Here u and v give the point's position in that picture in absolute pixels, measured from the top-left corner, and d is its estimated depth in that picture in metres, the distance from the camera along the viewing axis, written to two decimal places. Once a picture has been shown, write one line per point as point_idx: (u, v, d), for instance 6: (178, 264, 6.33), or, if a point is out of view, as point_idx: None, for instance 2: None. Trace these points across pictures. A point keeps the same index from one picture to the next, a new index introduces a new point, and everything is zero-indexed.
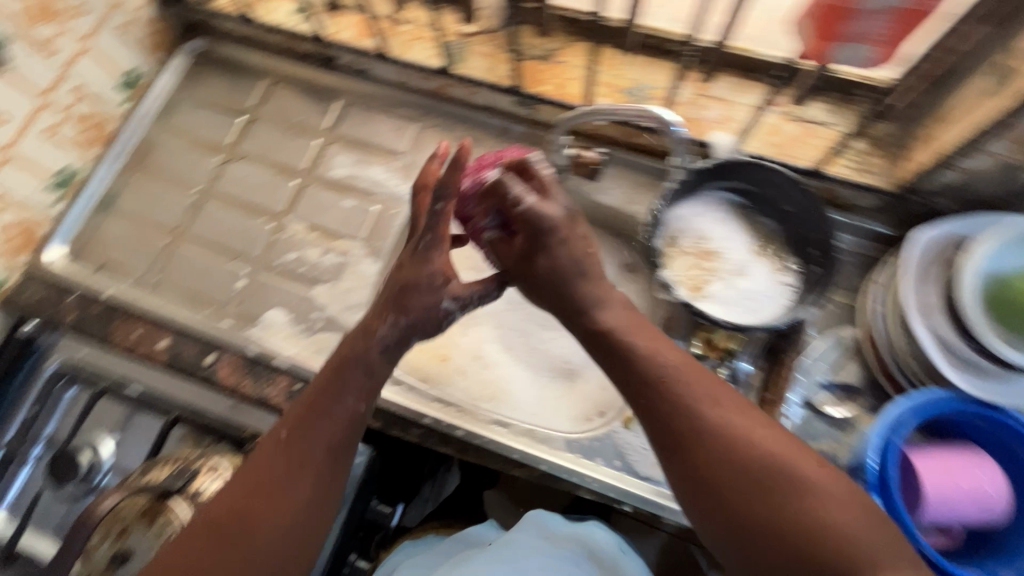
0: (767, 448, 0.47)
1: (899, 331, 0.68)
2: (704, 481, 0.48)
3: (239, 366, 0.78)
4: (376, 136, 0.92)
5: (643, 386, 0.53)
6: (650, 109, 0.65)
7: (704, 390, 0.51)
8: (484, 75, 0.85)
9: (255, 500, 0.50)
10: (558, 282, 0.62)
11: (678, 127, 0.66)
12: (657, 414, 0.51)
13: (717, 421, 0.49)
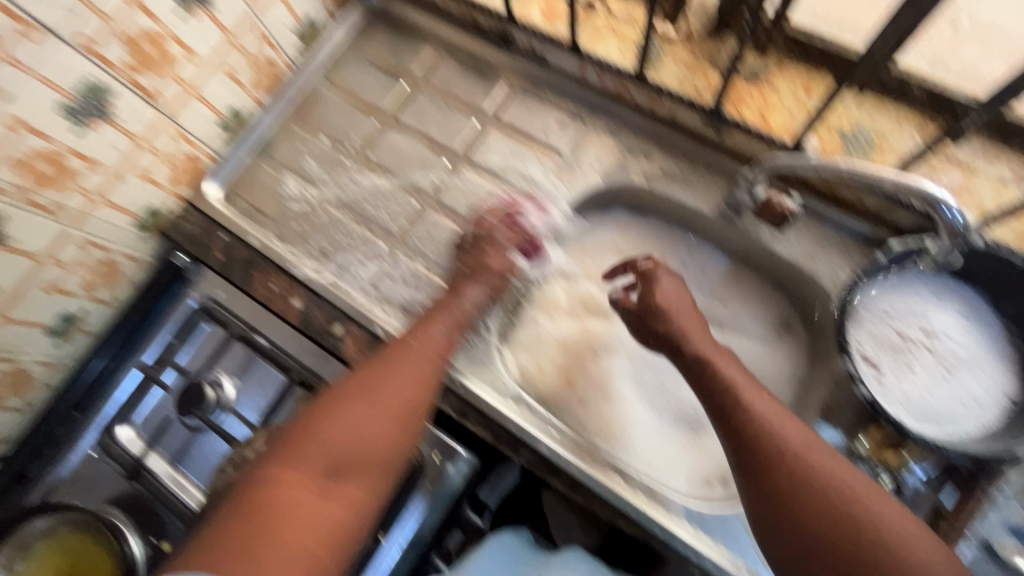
0: (833, 474, 0.53)
1: None
2: (785, 504, 0.52)
3: (366, 343, 0.78)
4: (539, 128, 0.86)
5: (733, 409, 0.58)
6: (920, 185, 0.48)
7: (797, 433, 0.55)
8: (676, 86, 0.76)
9: (343, 417, 0.62)
10: (678, 336, 0.65)
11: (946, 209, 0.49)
12: (759, 451, 0.55)
13: (790, 442, 0.54)
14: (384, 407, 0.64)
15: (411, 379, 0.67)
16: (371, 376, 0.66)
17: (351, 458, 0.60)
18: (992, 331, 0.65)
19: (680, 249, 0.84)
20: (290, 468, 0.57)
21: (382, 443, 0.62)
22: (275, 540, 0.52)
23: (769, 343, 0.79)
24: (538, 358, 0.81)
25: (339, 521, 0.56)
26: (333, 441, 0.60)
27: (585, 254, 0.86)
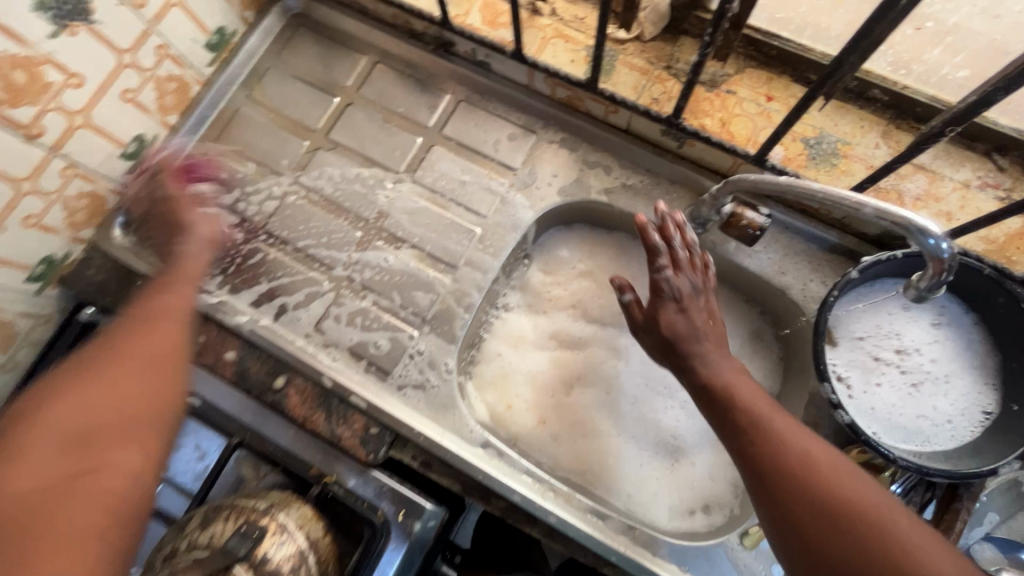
0: (855, 489, 0.49)
1: None
2: (809, 524, 0.48)
3: (312, 396, 0.70)
4: (488, 143, 0.79)
5: (740, 420, 0.54)
6: (910, 217, 0.43)
7: (809, 443, 0.51)
8: (632, 95, 0.70)
9: (117, 380, 0.53)
10: (686, 363, 0.58)
11: (947, 245, 0.44)
12: (770, 462, 0.51)
13: (806, 451, 0.51)
14: (125, 365, 0.54)
15: (152, 335, 0.58)
16: (131, 339, 0.57)
17: (90, 429, 0.50)
18: (970, 347, 0.63)
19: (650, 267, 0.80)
20: (31, 451, 0.47)
21: (145, 403, 0.54)
22: (57, 560, 0.42)
23: (743, 360, 0.77)
24: (505, 395, 0.76)
25: (86, 497, 0.47)
26: (55, 420, 0.49)
27: (548, 276, 0.81)
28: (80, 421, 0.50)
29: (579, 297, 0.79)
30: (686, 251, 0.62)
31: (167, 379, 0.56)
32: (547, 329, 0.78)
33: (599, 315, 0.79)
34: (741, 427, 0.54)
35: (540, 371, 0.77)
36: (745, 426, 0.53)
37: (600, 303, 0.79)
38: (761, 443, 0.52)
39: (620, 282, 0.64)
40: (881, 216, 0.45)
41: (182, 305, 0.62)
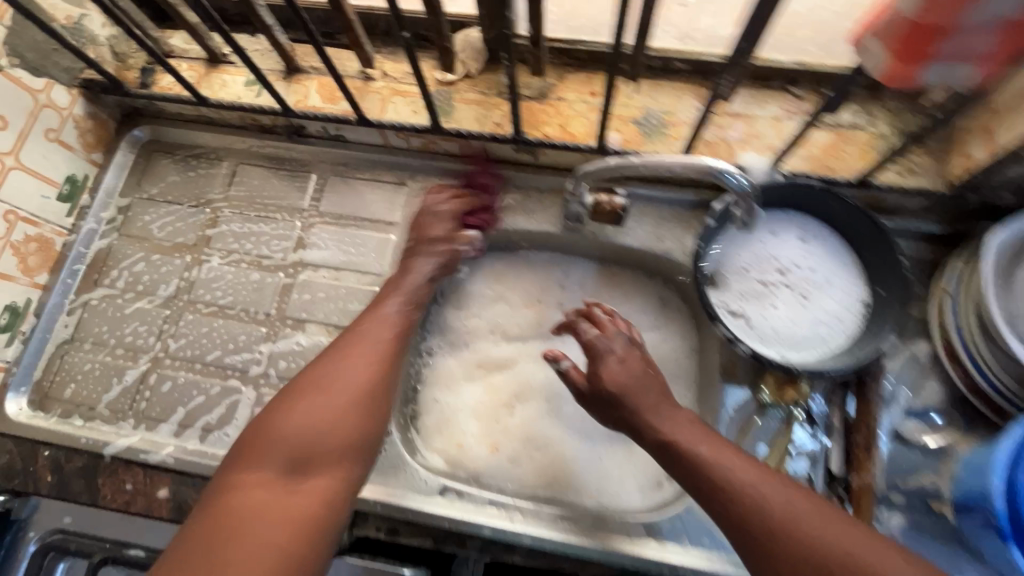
0: (800, 513, 0.52)
1: (984, 348, 0.63)
2: (766, 545, 0.52)
3: None
4: (365, 207, 0.82)
5: (679, 453, 0.59)
6: (706, 164, 0.54)
7: (747, 467, 0.56)
8: (477, 126, 0.75)
9: (296, 411, 0.57)
10: (638, 419, 0.63)
11: (738, 179, 0.56)
12: (715, 487, 0.56)
13: (741, 476, 0.56)
14: (330, 391, 0.59)
15: (325, 409, 0.58)
16: (327, 358, 0.62)
17: (308, 446, 0.56)
18: (836, 248, 0.70)
19: (555, 271, 0.85)
20: (250, 470, 0.54)
21: (339, 429, 0.58)
22: (233, 549, 0.49)
23: (659, 327, 0.82)
24: (454, 435, 0.76)
25: (298, 514, 0.53)
26: (284, 433, 0.56)
27: (462, 310, 0.83)
28: (315, 423, 0.57)
29: (497, 321, 0.82)
30: (613, 321, 0.70)
31: (371, 420, 0.60)
32: (475, 360, 0.80)
33: (520, 331, 0.82)
34: (760, 531, 0.52)
35: (479, 403, 0.78)
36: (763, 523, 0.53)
37: (516, 319, 0.83)
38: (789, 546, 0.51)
39: (553, 350, 0.68)
40: (690, 168, 0.56)
41: (371, 363, 0.62)
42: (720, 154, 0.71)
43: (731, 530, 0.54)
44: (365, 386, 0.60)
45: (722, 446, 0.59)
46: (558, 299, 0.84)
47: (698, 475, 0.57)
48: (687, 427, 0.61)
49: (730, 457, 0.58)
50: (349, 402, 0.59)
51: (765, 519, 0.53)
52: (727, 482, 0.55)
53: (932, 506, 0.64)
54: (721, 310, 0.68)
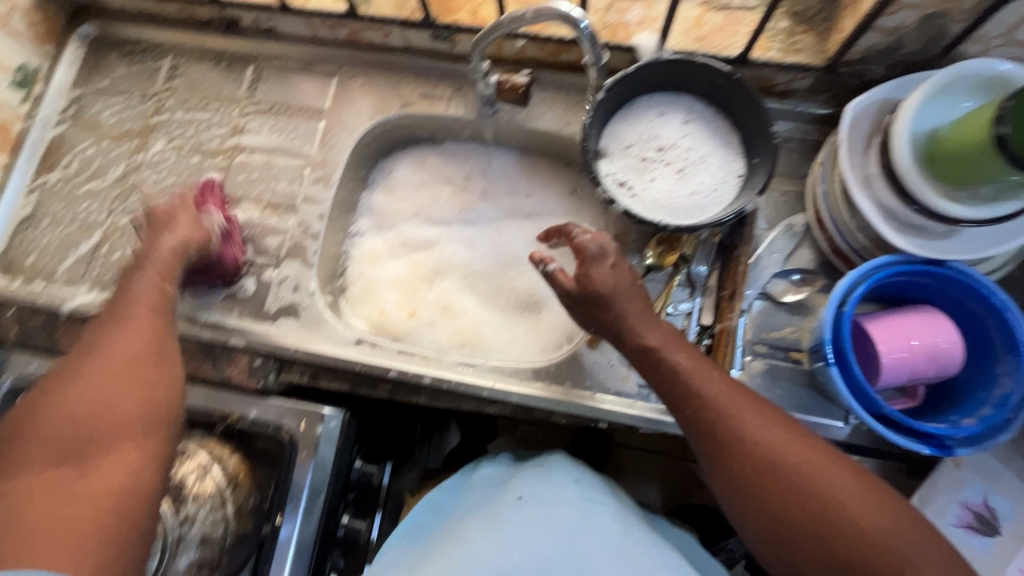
0: (785, 447, 0.54)
1: (844, 209, 0.69)
2: (743, 465, 0.55)
3: (194, 351, 0.77)
4: (296, 96, 0.87)
5: (663, 368, 0.60)
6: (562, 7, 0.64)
7: (732, 395, 0.57)
8: (393, 12, 0.80)
9: (71, 390, 0.57)
10: (625, 323, 0.62)
11: (584, 23, 0.65)
12: (698, 405, 0.58)
13: (731, 402, 0.57)
14: (137, 357, 0.60)
15: (119, 356, 0.60)
16: (113, 336, 0.61)
17: (101, 431, 0.56)
18: (718, 127, 0.75)
19: (478, 160, 0.91)
20: (28, 475, 0.53)
21: (122, 407, 0.58)
22: (45, 511, 0.51)
23: (571, 211, 0.88)
24: (378, 303, 0.85)
25: (109, 425, 0.56)
26: (71, 395, 0.57)
27: (389, 195, 0.90)
28: (81, 407, 0.56)
29: (421, 205, 0.89)
30: (590, 232, 0.65)
31: (144, 380, 0.60)
32: (399, 240, 0.88)
33: (442, 214, 0.89)
34: (721, 445, 0.56)
35: (400, 276, 0.86)
36: (727, 441, 0.56)
37: (439, 203, 0.89)
38: (743, 460, 0.55)
39: (541, 255, 0.66)
40: (542, 15, 0.65)
41: (142, 347, 0.61)
42: (618, 35, 0.75)
43: (702, 442, 0.57)
44: (135, 351, 0.60)
45: (705, 365, 0.60)
46: (480, 186, 0.90)
47: (669, 379, 0.60)
48: (670, 341, 0.61)
49: (708, 380, 0.59)
50: (165, 376, 0.61)
51: (726, 436, 0.56)
52: (699, 403, 0.58)
53: (792, 354, 0.72)
54: (607, 180, 0.74)
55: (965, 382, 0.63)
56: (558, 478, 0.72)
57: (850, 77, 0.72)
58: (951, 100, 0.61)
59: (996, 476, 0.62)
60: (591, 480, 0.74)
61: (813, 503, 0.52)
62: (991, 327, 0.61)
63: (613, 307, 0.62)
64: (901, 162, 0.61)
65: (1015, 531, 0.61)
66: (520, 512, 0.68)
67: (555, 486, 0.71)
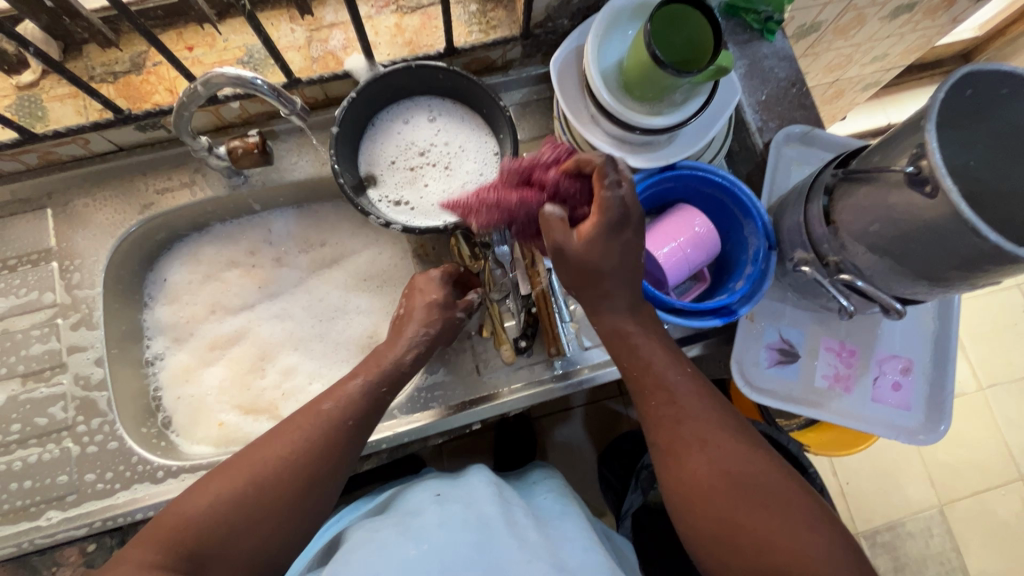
0: (757, 486, 0.51)
1: (586, 149, 0.75)
2: (714, 493, 0.51)
3: (12, 574, 0.66)
4: (11, 243, 0.75)
5: (641, 367, 0.59)
6: (223, 71, 0.57)
7: (711, 423, 0.55)
8: (80, 119, 0.71)
9: (272, 465, 0.53)
10: (601, 301, 0.60)
11: (259, 82, 0.58)
12: (671, 421, 0.56)
13: (708, 428, 0.55)
14: (301, 472, 0.54)
15: (303, 458, 0.54)
16: (278, 442, 0.55)
17: (233, 524, 0.50)
18: (460, 117, 0.78)
19: (259, 231, 0.85)
20: (214, 537, 0.49)
21: (266, 512, 0.51)
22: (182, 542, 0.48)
23: (373, 243, 0.87)
24: (211, 418, 0.78)
25: (261, 500, 0.51)
26: (248, 478, 0.52)
27: (176, 304, 0.81)
28: (266, 482, 0.52)
29: (214, 300, 0.82)
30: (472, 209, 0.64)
31: (300, 515, 0.53)
32: (207, 344, 0.80)
33: (241, 300, 0.83)
34: (692, 458, 0.54)
35: (223, 380, 0.79)
36: (704, 466, 0.53)
37: (233, 291, 0.83)
38: (692, 456, 0.54)
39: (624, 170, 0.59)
40: (212, 83, 0.58)
41: (311, 478, 0.54)
42: (329, 66, 0.75)
43: (674, 471, 0.54)
44: (298, 489, 0.53)
45: (687, 375, 0.59)
46: (271, 256, 0.85)
47: (636, 362, 0.59)
48: (649, 335, 0.61)
49: (677, 374, 0.58)
50: (319, 459, 0.55)
51: (689, 458, 0.54)
52: (658, 384, 0.58)
53: None
54: (382, 204, 0.75)
55: (730, 253, 0.74)
56: (472, 479, 0.70)
57: (547, 34, 0.79)
58: (620, 32, 0.69)
59: (780, 314, 0.74)
60: (509, 491, 0.72)
61: (771, 543, 0.48)
62: (727, 202, 0.72)
63: (604, 293, 0.60)
64: (601, 97, 0.68)
65: (808, 349, 0.74)
66: (433, 505, 0.64)
67: (470, 487, 0.68)
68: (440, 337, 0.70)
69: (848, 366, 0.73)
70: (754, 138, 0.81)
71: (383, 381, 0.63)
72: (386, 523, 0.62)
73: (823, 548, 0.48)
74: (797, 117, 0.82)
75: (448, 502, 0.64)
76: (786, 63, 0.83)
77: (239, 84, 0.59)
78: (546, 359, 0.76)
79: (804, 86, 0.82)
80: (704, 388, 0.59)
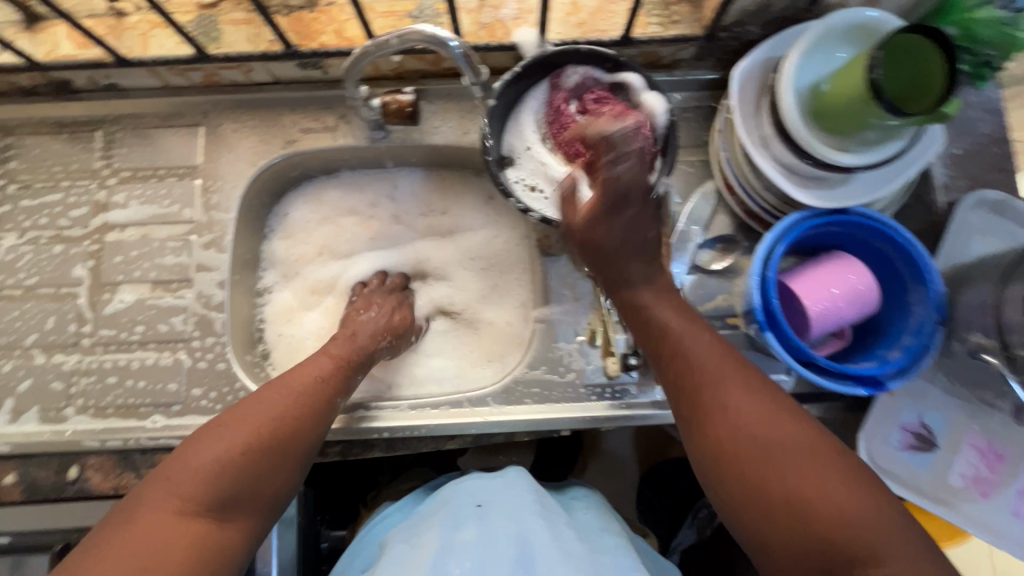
0: (794, 458, 0.46)
1: (748, 172, 0.69)
2: (738, 467, 0.47)
3: (113, 464, 0.69)
4: (162, 153, 0.78)
5: (649, 329, 0.56)
6: (420, 29, 0.57)
7: (740, 391, 0.50)
8: (249, 47, 0.72)
9: (242, 417, 0.55)
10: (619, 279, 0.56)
11: (456, 45, 0.59)
12: (688, 382, 0.52)
13: (731, 396, 0.49)
14: (277, 408, 0.57)
15: (281, 404, 0.57)
16: (250, 399, 0.57)
17: (213, 488, 0.50)
18: None
19: (384, 188, 0.85)
20: (172, 505, 0.48)
21: (237, 471, 0.52)
22: (137, 542, 0.46)
23: (491, 223, 0.85)
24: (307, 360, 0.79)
25: (234, 456, 0.52)
26: (207, 453, 0.52)
27: (295, 242, 0.83)
28: (234, 438, 0.53)
29: (331, 247, 0.83)
30: (553, 118, 0.70)
31: (275, 448, 0.54)
32: (316, 287, 0.82)
33: (354, 253, 0.83)
34: (711, 429, 0.49)
35: (325, 326, 0.81)
36: (724, 441, 0.48)
37: (350, 243, 0.83)
38: (713, 422, 0.49)
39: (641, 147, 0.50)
40: (408, 39, 0.58)
41: (294, 406, 0.58)
42: (496, 34, 0.72)
43: (692, 437, 0.51)
44: (281, 423, 0.56)
45: (699, 334, 0.54)
46: (392, 215, 0.84)
47: (651, 329, 0.55)
48: (664, 292, 0.56)
49: (693, 335, 0.54)
50: (294, 398, 0.58)
51: (721, 444, 0.48)
52: (677, 352, 0.53)
53: (729, 320, 0.73)
54: (518, 185, 0.70)
55: (884, 317, 0.67)
56: (510, 482, 0.65)
57: (731, 40, 0.72)
58: (826, 52, 0.63)
59: (923, 393, 0.67)
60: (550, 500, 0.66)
61: (817, 521, 0.43)
62: (897, 262, 0.65)
63: (620, 263, 0.55)
64: (789, 118, 0.62)
65: (948, 441, 0.66)
66: (474, 524, 0.59)
67: (506, 490, 0.64)
68: (398, 343, 0.74)
69: (992, 470, 0.65)
70: (935, 195, 0.72)
71: (354, 368, 0.67)
72: (429, 530, 0.61)
73: (870, 520, 0.43)
74: (992, 181, 0.72)
75: (490, 521, 0.60)
76: (991, 116, 0.73)
77: (432, 44, 0.59)
78: (652, 382, 0.71)
79: (1008, 148, 0.72)
80: (728, 350, 0.53)
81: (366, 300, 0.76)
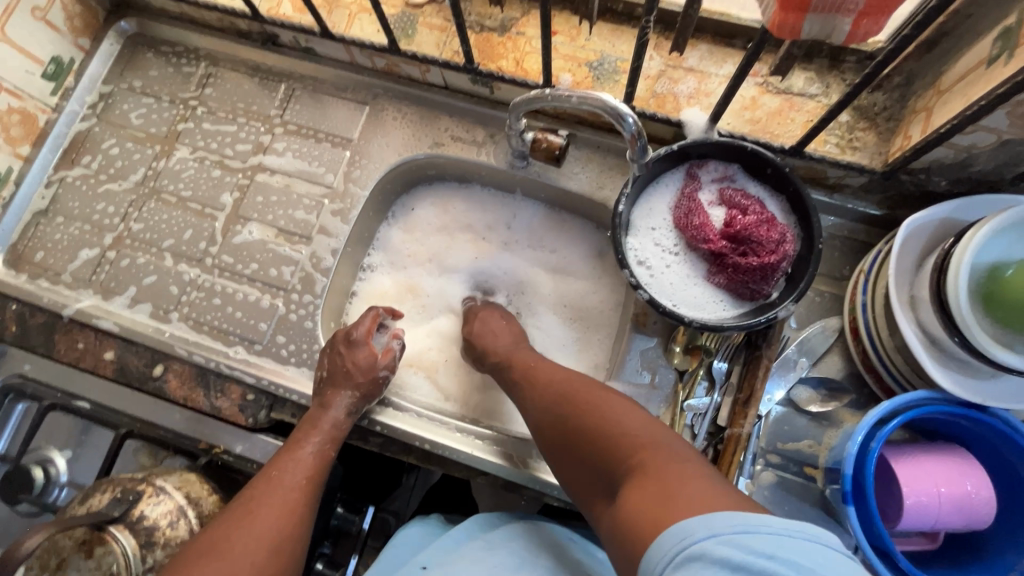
0: (638, 441, 0.50)
1: (882, 326, 0.63)
2: (609, 459, 0.52)
3: (189, 376, 0.75)
4: (327, 119, 0.85)
5: (545, 391, 0.64)
6: (602, 99, 0.60)
7: (610, 401, 0.56)
8: (435, 51, 0.77)
9: (262, 501, 0.60)
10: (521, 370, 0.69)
11: (630, 119, 0.61)
12: (569, 411, 0.59)
13: (606, 403, 0.56)
14: (284, 492, 0.62)
15: (296, 482, 0.63)
16: (262, 480, 0.63)
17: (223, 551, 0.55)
18: None
19: (504, 211, 0.87)
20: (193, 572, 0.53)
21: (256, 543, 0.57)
22: None
23: (592, 278, 0.84)
24: None
25: (253, 531, 0.58)
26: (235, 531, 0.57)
27: (409, 234, 0.87)
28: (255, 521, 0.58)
29: (438, 249, 0.86)
30: (683, 205, 0.69)
31: (287, 520, 0.60)
32: (411, 280, 0.85)
33: (455, 262, 0.85)
34: (587, 433, 0.55)
35: (406, 320, 0.84)
36: (597, 439, 0.54)
37: (454, 251, 0.86)
38: (592, 432, 0.55)
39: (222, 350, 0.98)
40: (587, 102, 0.61)
41: (302, 479, 0.63)
42: (664, 106, 0.72)
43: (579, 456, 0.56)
44: (293, 502, 0.61)
45: (582, 380, 0.62)
46: (502, 238, 0.86)
47: (537, 397, 0.65)
48: (553, 364, 0.67)
49: (575, 377, 0.62)
50: (301, 471, 0.64)
51: (599, 439, 0.54)
52: (552, 399, 0.62)
53: (805, 469, 0.68)
54: (634, 259, 0.69)
55: (990, 539, 0.58)
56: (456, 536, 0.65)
57: (910, 183, 0.67)
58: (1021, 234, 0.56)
59: None
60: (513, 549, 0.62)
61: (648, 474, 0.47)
62: None
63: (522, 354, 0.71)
64: (955, 290, 0.55)
65: None
66: None
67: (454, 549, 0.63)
68: (369, 395, 0.72)
69: None
70: None
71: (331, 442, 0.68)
72: None
73: (695, 477, 0.44)
74: None
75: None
76: None
77: (608, 112, 0.61)
78: None
79: None
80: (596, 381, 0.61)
81: (328, 361, 0.73)
